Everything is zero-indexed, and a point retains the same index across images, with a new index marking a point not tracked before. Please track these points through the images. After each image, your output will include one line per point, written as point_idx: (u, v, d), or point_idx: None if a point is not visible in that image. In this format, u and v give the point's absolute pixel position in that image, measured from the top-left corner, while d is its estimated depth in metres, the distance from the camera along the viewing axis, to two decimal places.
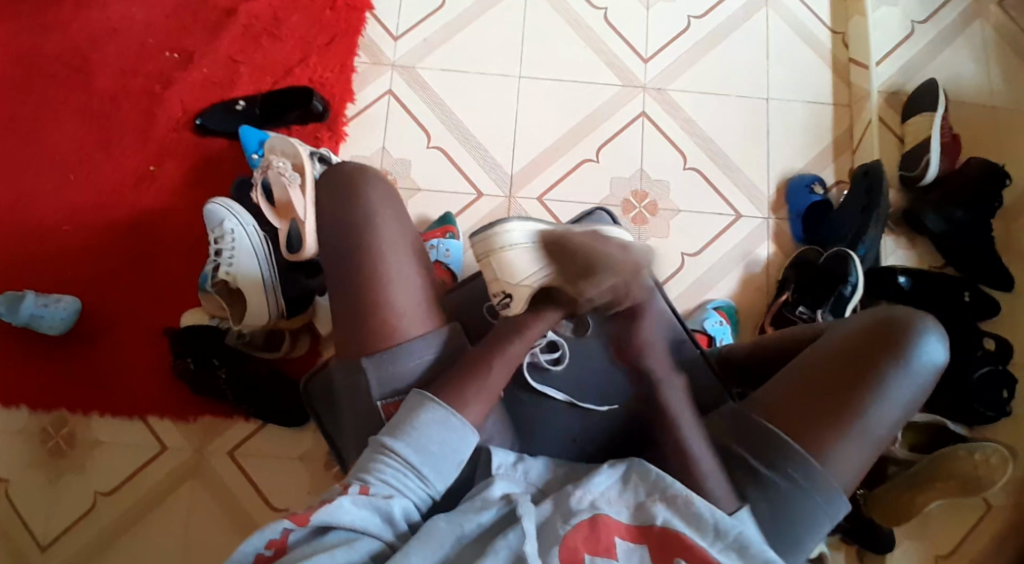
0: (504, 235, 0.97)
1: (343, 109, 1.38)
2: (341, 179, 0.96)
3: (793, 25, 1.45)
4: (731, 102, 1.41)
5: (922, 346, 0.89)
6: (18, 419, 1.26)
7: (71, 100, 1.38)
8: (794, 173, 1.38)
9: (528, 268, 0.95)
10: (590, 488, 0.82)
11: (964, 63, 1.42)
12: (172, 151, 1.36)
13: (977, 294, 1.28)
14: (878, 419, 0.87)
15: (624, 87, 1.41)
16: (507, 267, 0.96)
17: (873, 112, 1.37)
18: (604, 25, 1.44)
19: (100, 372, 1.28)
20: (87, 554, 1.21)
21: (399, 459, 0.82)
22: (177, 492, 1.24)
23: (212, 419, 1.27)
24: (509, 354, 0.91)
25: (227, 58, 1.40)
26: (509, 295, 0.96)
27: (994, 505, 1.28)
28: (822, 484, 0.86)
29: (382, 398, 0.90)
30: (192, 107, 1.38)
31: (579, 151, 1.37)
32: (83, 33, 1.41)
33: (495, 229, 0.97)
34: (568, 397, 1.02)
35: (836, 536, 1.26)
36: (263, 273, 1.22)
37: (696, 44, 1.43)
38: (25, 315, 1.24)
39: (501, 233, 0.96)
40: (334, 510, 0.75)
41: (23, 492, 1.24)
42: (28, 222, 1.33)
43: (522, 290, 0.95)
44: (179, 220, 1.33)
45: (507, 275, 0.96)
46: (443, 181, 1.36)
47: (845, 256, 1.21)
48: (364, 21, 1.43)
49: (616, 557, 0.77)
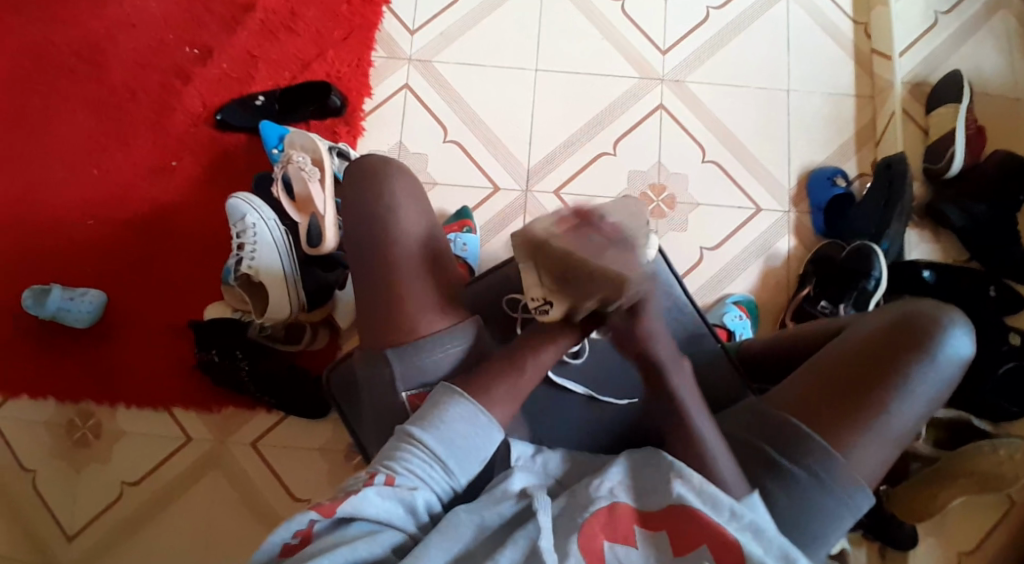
0: (545, 237, 0.85)
1: (361, 104, 1.39)
2: (364, 172, 0.97)
3: (813, 15, 1.43)
4: (749, 94, 1.39)
5: (948, 341, 0.88)
6: (46, 411, 1.29)
7: (94, 97, 1.40)
8: (814, 165, 1.36)
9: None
10: (608, 476, 0.83)
11: (989, 53, 1.39)
12: (193, 147, 1.38)
13: (1001, 291, 1.25)
14: (901, 415, 0.86)
15: (640, 79, 1.40)
16: (548, 273, 0.85)
17: (896, 103, 1.35)
18: (621, 17, 1.43)
19: (125, 364, 1.30)
20: (113, 544, 1.24)
21: (426, 450, 0.83)
22: (200, 483, 1.26)
23: (234, 411, 1.29)
24: (540, 358, 0.90)
25: (246, 53, 1.41)
26: (550, 302, 0.87)
27: (1017, 503, 1.25)
28: (845, 478, 0.86)
29: (407, 391, 0.91)
30: (213, 102, 1.40)
31: (596, 145, 1.37)
32: (105, 30, 1.43)
33: (535, 231, 0.85)
34: (587, 390, 1.02)
35: (857, 533, 1.24)
36: (286, 268, 1.23)
37: (714, 35, 1.42)
38: (51, 308, 1.26)
39: (552, 236, 0.86)
40: (359, 502, 0.77)
41: (50, 482, 1.26)
42: (54, 217, 1.35)
43: (569, 298, 0.86)
44: (201, 215, 1.35)
45: (548, 282, 0.85)
46: (460, 175, 1.36)
47: (869, 251, 1.20)
48: (380, 15, 1.43)
49: (635, 545, 0.78)
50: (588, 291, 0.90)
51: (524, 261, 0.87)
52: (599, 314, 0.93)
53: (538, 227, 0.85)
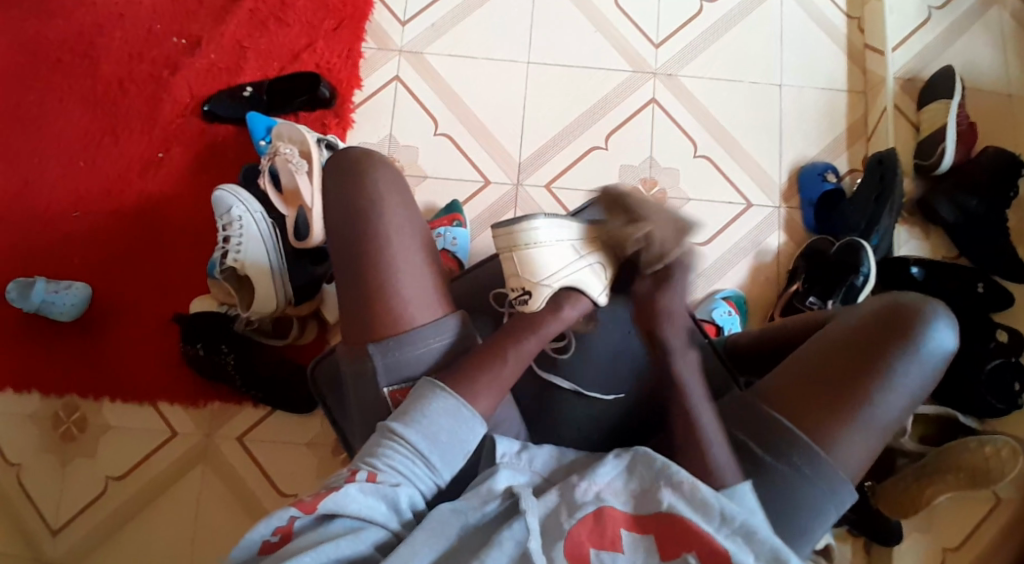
0: (529, 231, 0.95)
1: (350, 95, 1.37)
2: (349, 164, 0.96)
3: (808, 10, 1.42)
4: (742, 89, 1.39)
5: (931, 335, 0.88)
6: (30, 404, 1.28)
7: (79, 86, 1.38)
8: (805, 161, 1.36)
9: (552, 267, 0.94)
10: (595, 479, 0.82)
11: (982, 48, 1.39)
12: (179, 137, 1.36)
13: (990, 286, 1.25)
14: (884, 409, 0.87)
15: (633, 73, 1.39)
16: (529, 263, 0.95)
17: (889, 99, 1.34)
18: (615, 10, 1.42)
19: (110, 356, 1.29)
20: (98, 538, 1.23)
21: (408, 446, 0.83)
22: (186, 477, 1.25)
23: (221, 405, 1.28)
24: (523, 349, 0.91)
25: (234, 43, 1.39)
26: (527, 293, 0.95)
27: (1003, 498, 1.27)
28: (825, 472, 0.86)
29: (389, 385, 0.91)
30: (200, 93, 1.38)
31: (588, 139, 1.36)
32: (90, 18, 1.41)
33: (520, 225, 0.95)
34: (574, 385, 1.01)
35: (842, 527, 1.26)
36: (271, 260, 1.22)
37: (707, 29, 1.41)
38: (36, 300, 1.25)
39: (526, 231, 0.94)
40: (340, 499, 0.77)
41: (35, 476, 1.26)
42: (39, 207, 1.33)
43: (542, 290, 0.95)
44: (186, 206, 1.33)
45: (529, 272, 0.95)
46: (450, 169, 1.35)
47: (857, 246, 1.20)
48: (371, 5, 1.42)
49: (622, 550, 0.78)
50: (562, 286, 0.94)
51: (508, 254, 0.97)
52: (578, 306, 0.95)
53: (514, 222, 0.94)
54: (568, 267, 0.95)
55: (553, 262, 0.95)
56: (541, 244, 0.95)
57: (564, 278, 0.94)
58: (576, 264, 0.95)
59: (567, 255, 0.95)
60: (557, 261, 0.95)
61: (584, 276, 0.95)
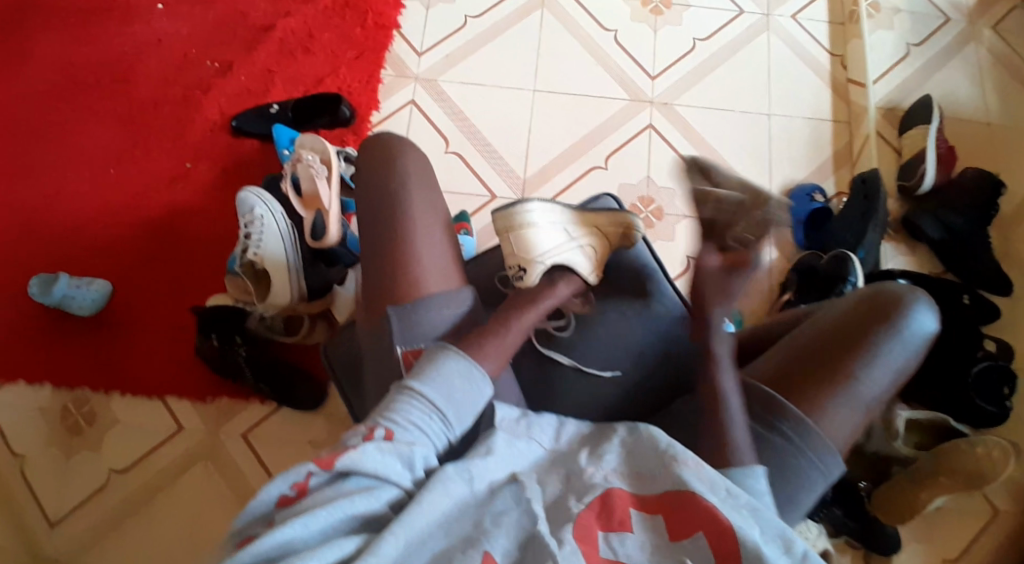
0: (525, 214, 1.05)
1: (368, 116, 1.47)
2: (381, 148, 1.02)
3: (793, 48, 1.53)
4: (734, 117, 1.48)
5: (911, 316, 0.92)
6: (40, 397, 1.31)
7: (116, 102, 1.48)
8: (795, 183, 1.43)
9: (542, 246, 1.03)
10: (602, 465, 0.81)
11: (959, 83, 1.49)
12: (206, 151, 1.45)
13: (975, 298, 1.30)
14: (869, 384, 0.90)
15: (631, 101, 1.49)
16: (524, 243, 1.03)
17: (870, 127, 1.44)
18: (614, 46, 1.53)
19: (126, 350, 1.33)
20: (95, 531, 1.24)
21: (426, 402, 0.82)
22: (189, 471, 1.27)
23: (229, 401, 1.32)
24: (523, 321, 0.96)
25: (263, 68, 1.51)
26: (523, 269, 1.03)
27: (999, 511, 1.27)
28: (815, 441, 0.88)
29: (402, 347, 0.93)
30: (230, 111, 1.48)
31: (588, 159, 1.44)
32: (131, 43, 1.53)
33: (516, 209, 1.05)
34: (575, 362, 1.02)
35: (841, 538, 1.25)
36: (288, 256, 1.27)
37: (701, 63, 1.52)
38: (57, 294, 1.30)
39: (523, 212, 1.04)
40: (357, 456, 0.75)
41: (38, 468, 1.27)
42: (68, 209, 1.41)
43: (536, 266, 1.02)
44: (209, 214, 1.41)
45: (523, 250, 1.03)
46: (458, 183, 1.43)
47: (846, 258, 1.24)
48: (391, 38, 1.53)
49: (631, 530, 0.75)
50: (555, 262, 1.02)
51: (505, 236, 1.05)
52: (570, 283, 1.02)
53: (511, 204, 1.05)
54: (558, 247, 1.03)
55: (546, 244, 1.04)
56: (536, 226, 1.04)
57: (557, 255, 1.03)
58: (567, 246, 1.04)
59: (559, 237, 1.05)
60: (550, 242, 1.04)
61: (572, 256, 1.03)
